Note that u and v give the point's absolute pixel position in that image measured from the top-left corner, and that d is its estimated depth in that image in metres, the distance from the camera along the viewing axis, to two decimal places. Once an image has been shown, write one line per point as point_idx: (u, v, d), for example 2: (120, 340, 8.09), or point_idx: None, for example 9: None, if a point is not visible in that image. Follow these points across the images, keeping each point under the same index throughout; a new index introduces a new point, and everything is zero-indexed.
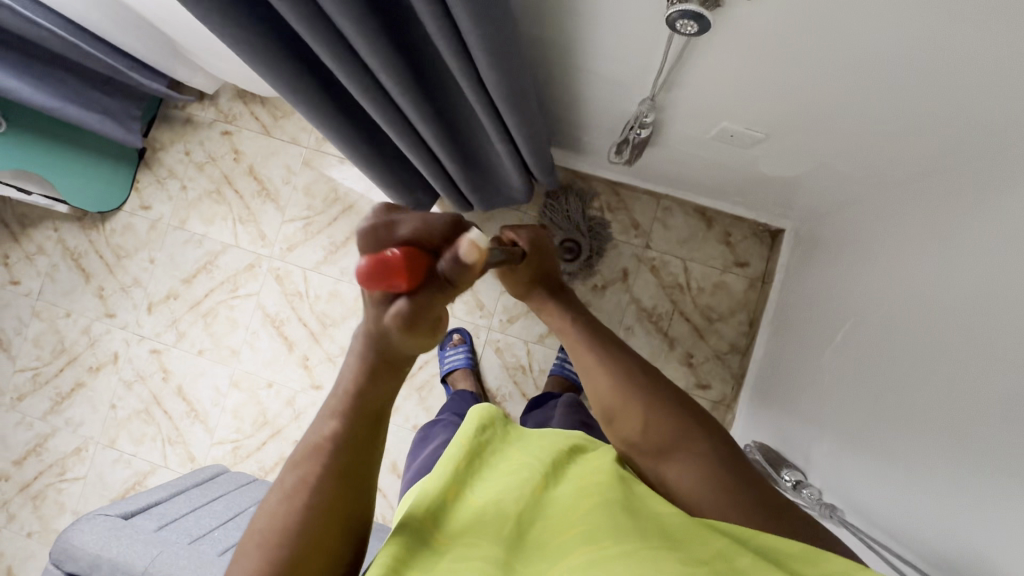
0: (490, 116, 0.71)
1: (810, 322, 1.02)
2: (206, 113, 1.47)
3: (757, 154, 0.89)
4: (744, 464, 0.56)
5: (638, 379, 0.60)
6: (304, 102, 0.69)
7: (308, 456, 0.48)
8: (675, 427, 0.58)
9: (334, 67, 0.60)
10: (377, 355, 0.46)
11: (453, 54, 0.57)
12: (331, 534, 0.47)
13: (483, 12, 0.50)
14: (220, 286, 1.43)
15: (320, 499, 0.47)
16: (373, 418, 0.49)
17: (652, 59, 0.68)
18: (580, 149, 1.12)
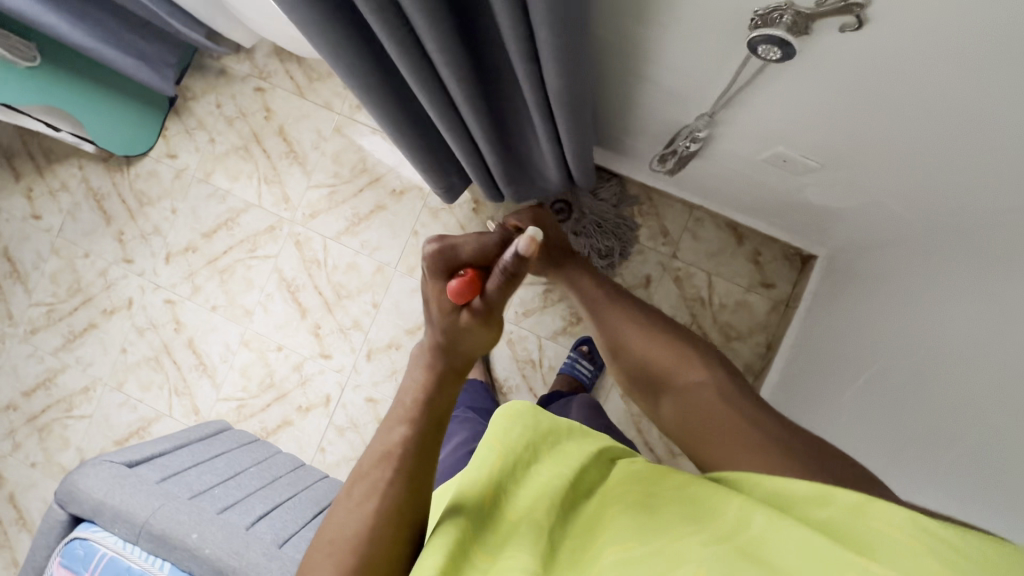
0: (543, 115, 0.69)
1: (833, 356, 1.00)
2: (241, 66, 1.44)
3: (806, 181, 0.86)
4: (731, 394, 0.62)
5: (640, 325, 0.74)
6: (354, 81, 0.67)
7: (376, 464, 0.53)
8: (671, 362, 0.68)
9: (393, 52, 0.59)
10: (447, 365, 0.58)
11: (521, 58, 0.55)
12: (399, 537, 0.51)
13: (563, 27, 0.48)
14: (239, 244, 1.43)
15: (387, 507, 0.51)
16: (436, 428, 0.56)
17: (720, 77, 0.65)
18: (621, 151, 1.09)
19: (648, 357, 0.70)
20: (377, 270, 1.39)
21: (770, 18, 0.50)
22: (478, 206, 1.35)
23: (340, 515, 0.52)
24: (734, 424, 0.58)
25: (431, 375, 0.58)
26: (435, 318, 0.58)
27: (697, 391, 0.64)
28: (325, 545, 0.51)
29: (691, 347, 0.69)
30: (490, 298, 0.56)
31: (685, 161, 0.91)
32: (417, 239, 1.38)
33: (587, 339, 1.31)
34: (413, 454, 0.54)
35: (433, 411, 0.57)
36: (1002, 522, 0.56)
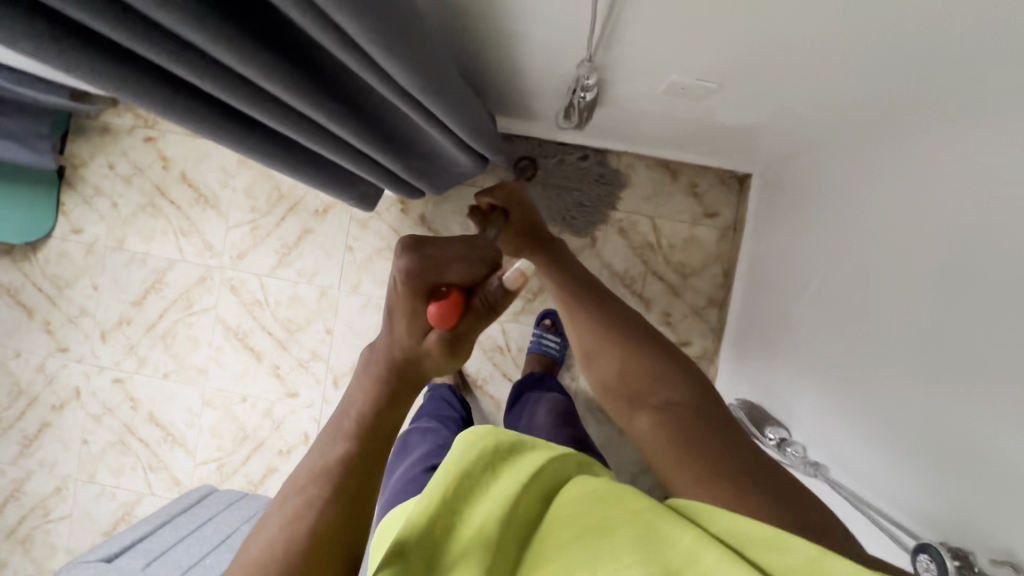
0: (412, 110, 0.66)
1: (785, 271, 0.99)
2: (123, 120, 1.34)
3: (713, 104, 0.83)
4: (724, 429, 0.54)
5: (624, 326, 0.64)
6: (192, 111, 0.61)
7: (312, 480, 0.47)
8: (648, 373, 0.59)
9: (225, 95, 0.56)
10: (398, 380, 0.51)
11: (355, 61, 0.52)
12: (327, 560, 0.44)
13: (371, 20, 0.45)
14: (174, 305, 1.36)
15: (311, 538, 0.44)
16: (381, 446, 0.50)
17: (582, 18, 0.61)
18: (527, 116, 1.04)
19: (628, 363, 0.60)
20: (320, 295, 1.33)
21: None
22: (406, 206, 1.31)
23: (255, 544, 0.45)
24: (716, 458, 0.51)
25: (383, 388, 0.50)
26: (398, 334, 0.52)
27: (676, 412, 0.56)
28: (245, 563, 0.44)
29: (678, 359, 0.60)
30: (465, 328, 0.52)
31: (588, 112, 0.87)
32: (353, 254, 1.32)
33: (549, 313, 1.29)
34: (351, 470, 0.47)
35: (379, 430, 0.50)
36: (955, 406, 0.55)
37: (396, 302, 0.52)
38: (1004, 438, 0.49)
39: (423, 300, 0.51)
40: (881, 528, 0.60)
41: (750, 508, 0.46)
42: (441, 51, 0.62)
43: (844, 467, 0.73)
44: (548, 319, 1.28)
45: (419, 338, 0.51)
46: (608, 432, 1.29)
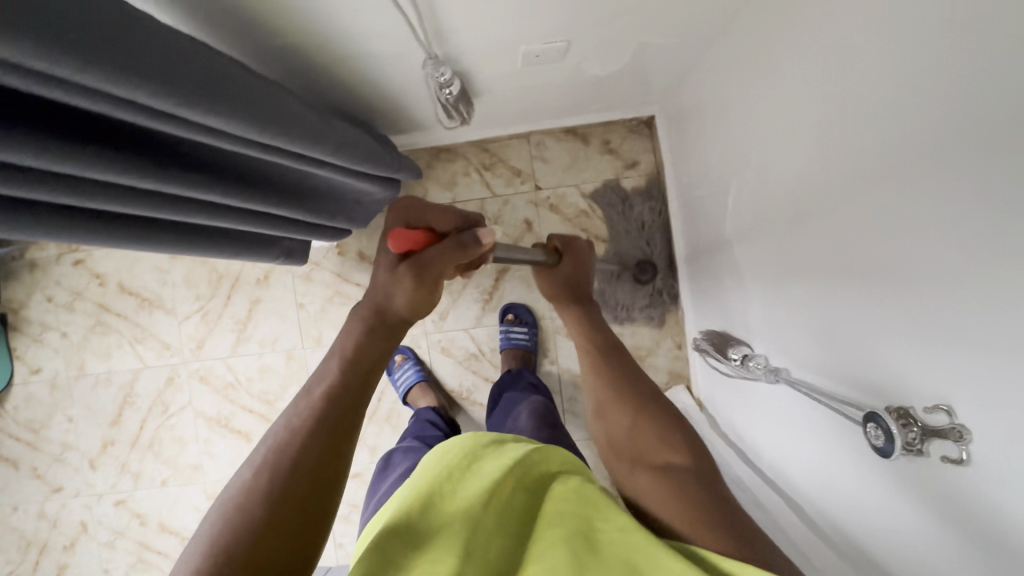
0: (265, 151, 0.67)
1: (710, 194, 1.00)
2: (45, 250, 1.33)
3: (577, 60, 0.84)
4: (720, 491, 0.53)
5: (637, 390, 0.64)
6: (61, 223, 0.61)
7: (299, 414, 0.46)
8: (660, 433, 0.59)
9: (89, 202, 0.58)
10: (380, 321, 0.51)
11: (166, 122, 0.53)
12: (310, 492, 0.43)
13: (156, 80, 0.47)
14: (151, 412, 1.35)
15: (284, 482, 0.42)
16: (364, 377, 0.49)
17: (401, 20, 0.61)
18: (418, 125, 1.05)
19: (639, 426, 0.61)
20: (288, 359, 1.33)
21: None
22: (343, 248, 1.31)
23: (225, 495, 0.43)
24: (713, 517, 0.50)
25: (362, 328, 0.51)
26: (380, 276, 0.53)
27: (680, 472, 0.55)
28: (222, 502, 0.42)
29: (689, 429, 0.60)
30: (430, 259, 0.51)
31: (465, 105, 0.88)
32: (306, 310, 1.33)
33: (511, 307, 1.29)
34: (332, 405, 0.46)
35: (364, 360, 0.49)
36: (881, 278, 0.55)
37: (385, 246, 0.54)
38: (922, 289, 0.50)
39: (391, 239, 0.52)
40: (833, 408, 0.62)
41: (736, 554, 0.45)
42: (269, 87, 0.63)
43: (799, 364, 0.74)
44: (511, 313, 1.29)
45: (392, 274, 0.52)
46: None
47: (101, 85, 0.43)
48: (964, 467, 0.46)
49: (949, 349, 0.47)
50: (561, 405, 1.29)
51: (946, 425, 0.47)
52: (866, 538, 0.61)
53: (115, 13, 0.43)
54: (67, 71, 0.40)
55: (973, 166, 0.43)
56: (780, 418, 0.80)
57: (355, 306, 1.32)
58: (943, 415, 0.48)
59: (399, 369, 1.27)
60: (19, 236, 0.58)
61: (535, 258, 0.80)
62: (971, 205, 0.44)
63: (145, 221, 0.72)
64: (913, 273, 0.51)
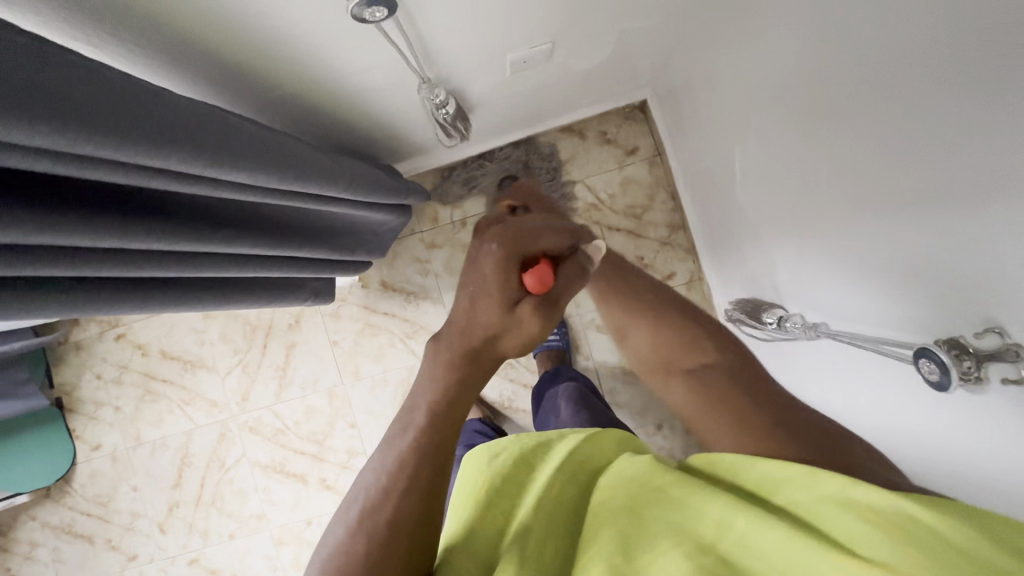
0: (281, 197, 0.70)
1: (716, 165, 1.00)
2: (89, 331, 1.39)
3: (563, 58, 0.86)
4: (754, 382, 0.53)
5: (655, 299, 0.63)
6: (108, 294, 0.65)
7: (393, 465, 0.42)
8: (683, 340, 0.60)
9: (130, 271, 0.62)
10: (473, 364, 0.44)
11: (189, 184, 0.57)
12: (419, 542, 0.39)
13: (178, 145, 0.50)
14: (209, 469, 1.38)
15: (379, 557, 0.38)
16: (457, 426, 0.44)
17: (392, 52, 0.64)
18: (418, 148, 1.07)
19: (661, 334, 0.61)
20: (330, 397, 1.36)
21: None
22: (364, 280, 1.34)
23: (320, 561, 0.39)
24: (745, 410, 0.50)
25: (455, 375, 0.43)
26: (482, 315, 0.43)
27: (711, 375, 0.55)
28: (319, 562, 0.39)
29: (718, 329, 0.60)
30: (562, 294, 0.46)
31: (463, 120, 0.89)
32: (340, 346, 1.36)
33: None
34: (428, 460, 0.42)
35: (456, 408, 0.43)
36: (914, 215, 0.54)
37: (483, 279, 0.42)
38: (956, 216, 0.49)
39: (508, 276, 0.42)
40: (882, 353, 0.60)
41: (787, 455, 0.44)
42: (277, 137, 0.66)
43: (839, 316, 0.72)
44: None
45: (517, 317, 0.43)
46: (643, 390, 1.28)
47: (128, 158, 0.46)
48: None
49: (988, 273, 0.47)
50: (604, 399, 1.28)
51: (998, 346, 0.46)
52: (939, 480, 0.60)
53: (134, 92, 0.47)
54: (91, 149, 0.43)
55: (977, 86, 0.44)
56: (829, 375, 0.79)
57: (386, 335, 1.34)
58: (995, 337, 0.47)
59: None
60: (70, 313, 0.62)
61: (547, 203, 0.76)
62: (981, 125, 0.44)
63: (183, 281, 0.76)
64: (942, 203, 0.50)
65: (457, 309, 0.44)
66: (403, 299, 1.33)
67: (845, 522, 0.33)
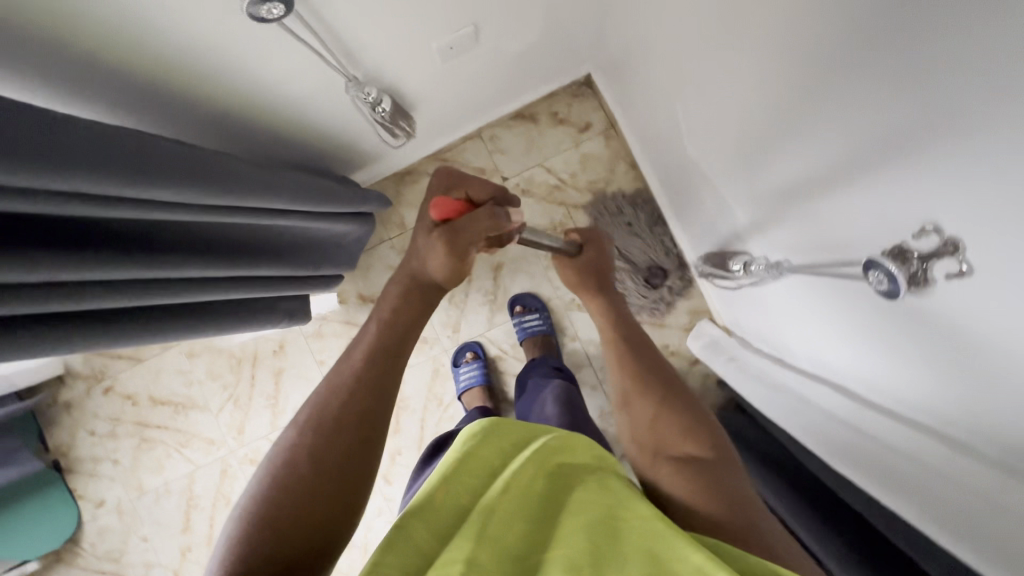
0: (228, 215, 0.69)
1: (664, 125, 1.00)
2: (76, 389, 1.38)
3: (492, 41, 0.86)
4: (742, 488, 0.56)
5: (663, 382, 0.67)
6: (65, 333, 0.63)
7: (340, 376, 0.60)
8: (683, 427, 0.62)
9: (79, 306, 0.60)
10: (414, 297, 0.69)
11: (122, 207, 0.55)
12: (357, 431, 0.56)
13: (98, 165, 0.48)
14: (216, 508, 1.37)
15: (320, 442, 0.54)
16: (396, 346, 0.63)
17: (311, 55, 0.64)
18: (369, 154, 1.07)
19: (664, 417, 0.63)
20: None
21: None
22: (342, 296, 1.34)
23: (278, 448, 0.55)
24: (726, 503, 0.53)
25: (398, 307, 0.67)
26: (421, 243, 0.70)
27: (705, 466, 0.57)
28: (278, 449, 0.55)
29: (716, 427, 0.62)
30: (465, 226, 0.67)
31: (404, 118, 0.89)
32: (328, 365, 1.35)
33: (517, 299, 1.29)
34: (368, 369, 0.60)
35: (395, 334, 0.64)
36: (852, 130, 0.54)
37: (423, 222, 0.73)
38: (890, 118, 0.49)
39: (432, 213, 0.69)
40: (840, 275, 0.60)
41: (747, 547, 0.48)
42: (213, 153, 0.65)
43: (797, 250, 0.72)
44: (519, 304, 1.29)
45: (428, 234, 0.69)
46: None
47: (42, 181, 0.45)
48: (970, 277, 0.45)
49: (922, 168, 0.47)
50: (596, 376, 1.27)
51: (937, 245, 0.47)
52: (919, 393, 0.59)
53: (39, 115, 0.45)
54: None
55: None
56: (801, 312, 0.78)
57: None
58: (932, 235, 0.47)
59: (465, 367, 1.26)
60: (24, 358, 0.60)
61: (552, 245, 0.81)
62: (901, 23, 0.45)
63: (144, 311, 0.74)
64: (874, 108, 0.50)
65: (409, 252, 0.73)
66: None
67: None
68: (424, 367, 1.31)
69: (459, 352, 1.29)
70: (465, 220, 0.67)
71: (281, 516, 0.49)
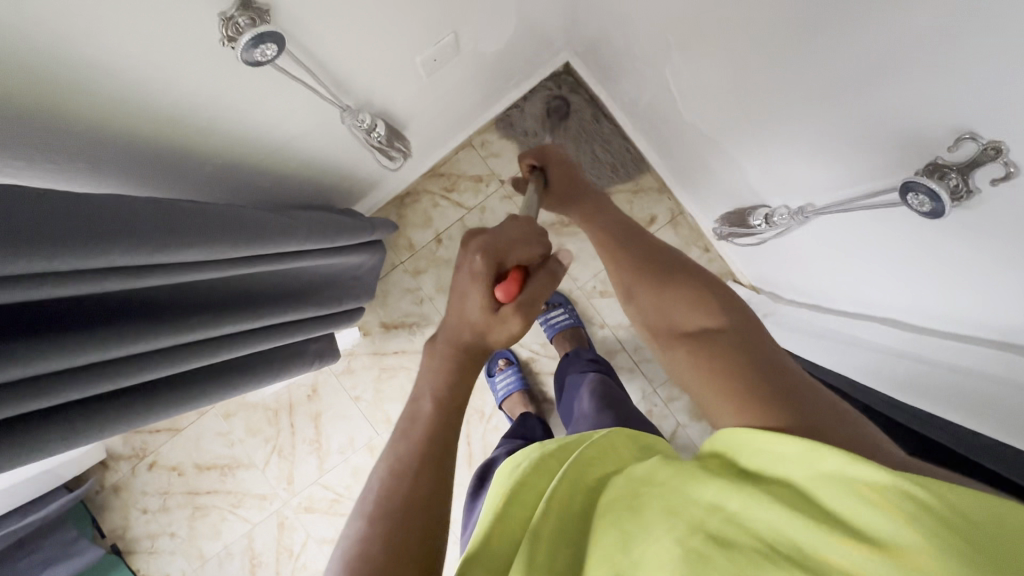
0: (246, 264, 0.69)
1: (654, 95, 0.99)
2: (121, 470, 1.37)
3: (472, 47, 0.86)
4: (762, 349, 0.49)
5: (662, 268, 0.63)
6: (116, 409, 0.64)
7: (399, 458, 0.50)
8: (689, 303, 0.57)
9: (122, 381, 0.60)
10: (467, 356, 0.56)
11: (152, 274, 0.55)
12: (430, 516, 0.46)
13: (126, 236, 0.48)
14: (280, 562, 1.35)
15: (392, 533, 0.44)
16: (455, 413, 0.53)
17: (302, 92, 0.64)
18: (368, 182, 1.07)
19: (667, 299, 0.59)
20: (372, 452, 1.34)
21: (230, 33, 0.47)
22: (364, 328, 1.33)
23: (340, 554, 0.44)
24: (737, 354, 0.48)
25: (451, 367, 0.55)
26: (470, 307, 0.56)
27: (715, 334, 0.52)
28: (338, 553, 0.44)
29: (732, 297, 0.56)
30: (533, 294, 0.57)
31: (398, 138, 0.89)
32: (364, 398, 1.35)
33: None
34: (432, 444, 0.50)
35: (454, 397, 0.53)
36: (860, 59, 0.53)
37: (467, 283, 0.56)
38: (899, 38, 0.48)
39: (488, 285, 0.55)
40: (873, 205, 0.59)
41: (780, 421, 0.41)
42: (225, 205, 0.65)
43: (818, 190, 0.71)
44: None
45: (490, 315, 0.55)
46: None
47: (76, 261, 0.45)
48: (1015, 177, 0.44)
49: (946, 78, 0.46)
50: (632, 358, 1.26)
51: (976, 151, 0.46)
52: (976, 309, 0.58)
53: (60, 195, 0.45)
54: (35, 262, 0.41)
55: None
56: (832, 252, 0.77)
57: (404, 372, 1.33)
58: (969, 142, 0.46)
59: (500, 374, 1.25)
60: (76, 442, 0.60)
61: (534, 187, 0.80)
62: None
63: (190, 372, 0.75)
64: (879, 31, 0.50)
65: (452, 308, 0.57)
66: (407, 332, 1.31)
67: (849, 503, 0.30)
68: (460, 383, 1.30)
69: (491, 361, 1.28)
70: (535, 288, 0.57)
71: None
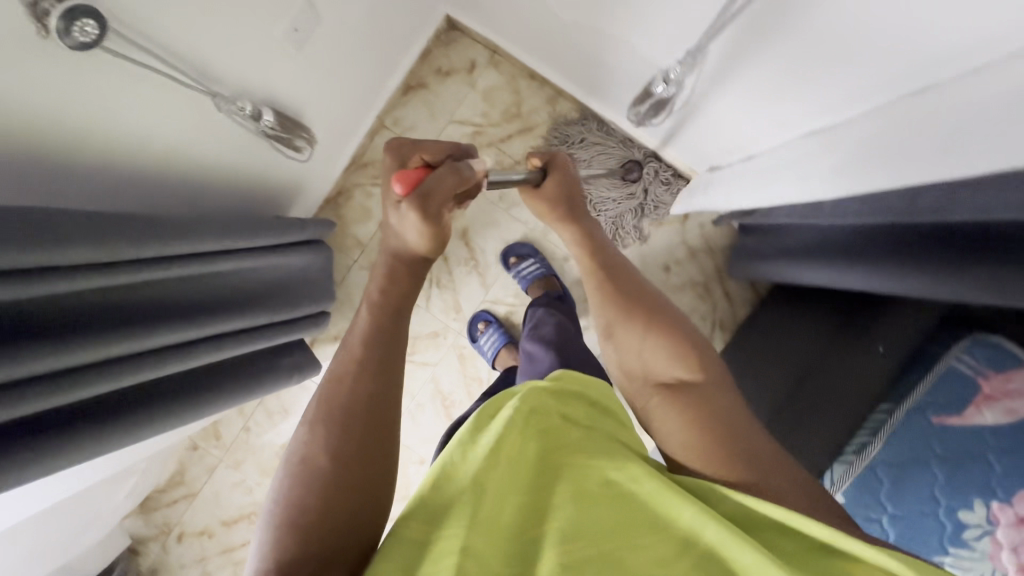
0: (167, 264, 0.68)
1: (534, 11, 0.99)
2: (151, 551, 1.35)
3: (336, 14, 0.85)
4: (733, 407, 0.54)
5: (642, 302, 0.62)
6: (78, 438, 0.63)
7: (341, 366, 0.58)
8: (671, 348, 0.57)
9: (66, 398, 0.59)
10: (404, 275, 0.63)
11: (51, 280, 0.54)
12: (374, 410, 0.55)
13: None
14: None
15: (342, 432, 0.54)
16: (392, 317, 0.61)
17: (165, 88, 0.63)
18: (289, 186, 1.06)
19: (648, 341, 0.59)
20: None
21: (43, 20, 0.46)
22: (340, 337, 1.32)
23: (297, 445, 0.55)
24: (713, 418, 0.53)
25: (385, 294, 0.61)
26: (391, 227, 0.64)
27: (695, 391, 0.55)
28: (299, 447, 0.54)
29: (702, 342, 0.58)
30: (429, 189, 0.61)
31: (294, 128, 0.88)
32: None
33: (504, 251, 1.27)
34: (372, 349, 0.58)
35: (391, 305, 0.61)
36: None
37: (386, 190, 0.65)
38: None
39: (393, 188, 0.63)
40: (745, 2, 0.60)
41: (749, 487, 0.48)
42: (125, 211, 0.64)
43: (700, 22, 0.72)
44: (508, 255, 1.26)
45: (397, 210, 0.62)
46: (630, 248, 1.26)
47: None
48: None
49: None
50: None
51: None
52: None
53: None
54: None
55: None
56: (738, 82, 0.78)
57: None
58: None
59: (484, 336, 1.24)
60: (40, 475, 0.59)
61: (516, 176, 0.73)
62: None
63: (140, 394, 0.73)
64: None
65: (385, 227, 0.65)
66: None
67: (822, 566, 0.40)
68: (449, 357, 1.29)
69: (472, 327, 1.27)
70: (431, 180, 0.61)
71: (340, 522, 0.49)
